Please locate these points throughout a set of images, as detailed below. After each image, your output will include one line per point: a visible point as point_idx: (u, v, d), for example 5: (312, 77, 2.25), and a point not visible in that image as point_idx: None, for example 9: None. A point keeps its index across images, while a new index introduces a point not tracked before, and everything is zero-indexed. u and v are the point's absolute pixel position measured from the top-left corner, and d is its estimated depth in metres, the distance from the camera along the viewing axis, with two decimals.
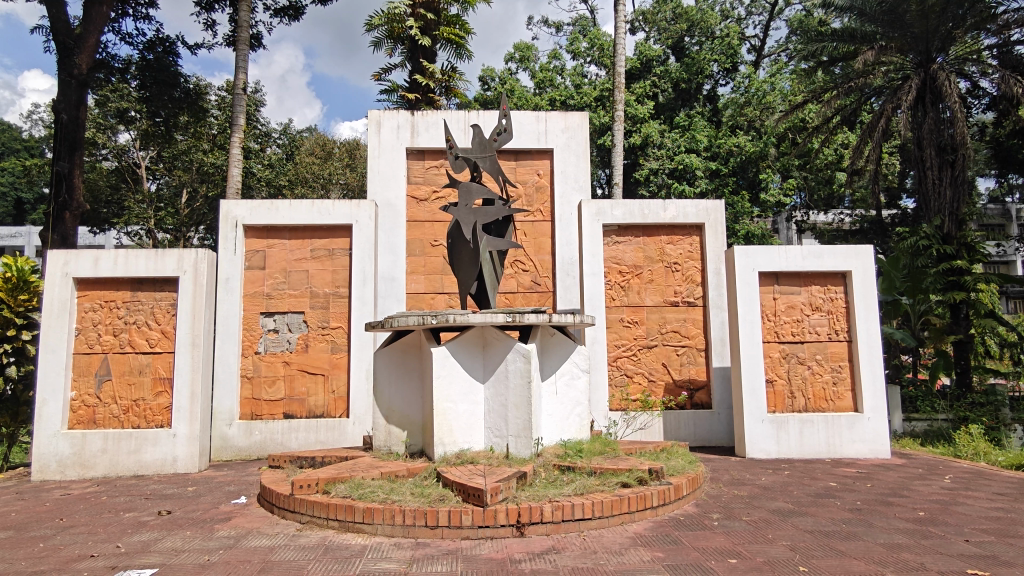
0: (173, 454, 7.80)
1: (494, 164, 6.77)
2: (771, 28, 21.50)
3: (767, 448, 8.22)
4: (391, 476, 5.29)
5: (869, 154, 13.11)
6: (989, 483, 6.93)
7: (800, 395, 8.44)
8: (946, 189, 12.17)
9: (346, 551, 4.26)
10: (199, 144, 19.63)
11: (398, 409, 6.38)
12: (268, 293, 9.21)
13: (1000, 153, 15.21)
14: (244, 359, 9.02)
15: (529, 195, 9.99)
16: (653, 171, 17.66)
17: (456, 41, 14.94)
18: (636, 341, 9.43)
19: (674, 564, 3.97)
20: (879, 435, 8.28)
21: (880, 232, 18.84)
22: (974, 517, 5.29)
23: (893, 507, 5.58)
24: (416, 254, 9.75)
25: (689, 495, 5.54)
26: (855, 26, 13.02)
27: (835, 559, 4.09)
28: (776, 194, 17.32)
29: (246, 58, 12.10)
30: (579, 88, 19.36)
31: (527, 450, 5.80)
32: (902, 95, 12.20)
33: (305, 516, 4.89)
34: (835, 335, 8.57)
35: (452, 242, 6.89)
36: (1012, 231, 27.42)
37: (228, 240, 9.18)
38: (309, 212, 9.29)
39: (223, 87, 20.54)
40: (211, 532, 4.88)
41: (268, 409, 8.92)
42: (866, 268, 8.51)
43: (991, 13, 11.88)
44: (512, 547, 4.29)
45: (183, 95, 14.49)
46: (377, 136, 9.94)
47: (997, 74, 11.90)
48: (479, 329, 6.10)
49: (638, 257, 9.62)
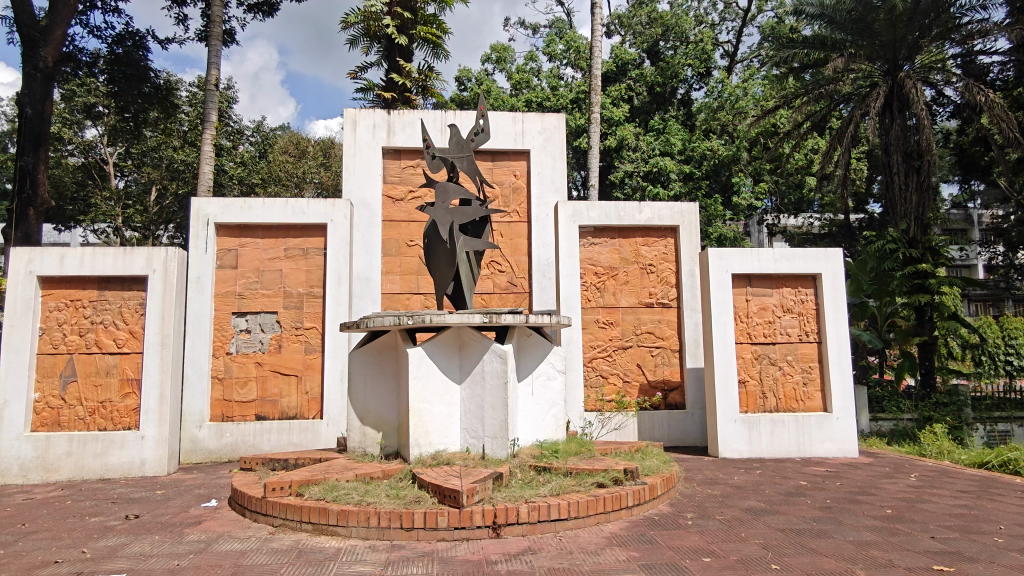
0: (142, 456, 7.63)
1: (471, 164, 6.76)
2: (743, 34, 21.78)
3: (740, 448, 8.31)
4: (367, 478, 5.26)
5: (838, 160, 13.34)
6: (954, 480, 7.14)
7: (771, 395, 8.57)
8: (912, 195, 12.24)
9: (320, 554, 4.21)
10: (169, 140, 19.39)
11: (373, 410, 6.33)
12: (241, 293, 9.07)
13: (963, 159, 15.76)
14: (215, 360, 8.87)
15: (506, 196, 10.00)
16: (628, 174, 17.80)
17: (433, 41, 14.92)
18: (612, 342, 9.48)
19: (649, 563, 4.00)
20: (848, 435, 8.46)
21: (848, 237, 19.08)
22: (940, 514, 5.43)
23: (862, 504, 5.70)
24: (392, 254, 9.68)
25: (664, 495, 5.59)
26: (825, 34, 13.21)
27: (807, 557, 4.15)
28: (747, 198, 17.65)
29: (219, 53, 11.91)
30: (556, 89, 19.44)
31: (504, 451, 5.79)
32: (871, 101, 12.44)
33: (278, 519, 4.81)
34: (805, 336, 8.73)
35: (429, 242, 6.85)
36: (974, 235, 28.24)
37: (200, 238, 9.01)
38: (283, 210, 9.18)
39: (195, 82, 20.19)
40: (181, 535, 4.78)
41: (240, 410, 8.80)
42: (836, 271, 8.68)
43: (956, 24, 12.20)
44: (488, 548, 4.28)
45: (153, 91, 14.18)
46: (352, 134, 9.84)
47: (961, 83, 12.14)
48: (456, 329, 6.09)
49: (614, 259, 9.68)
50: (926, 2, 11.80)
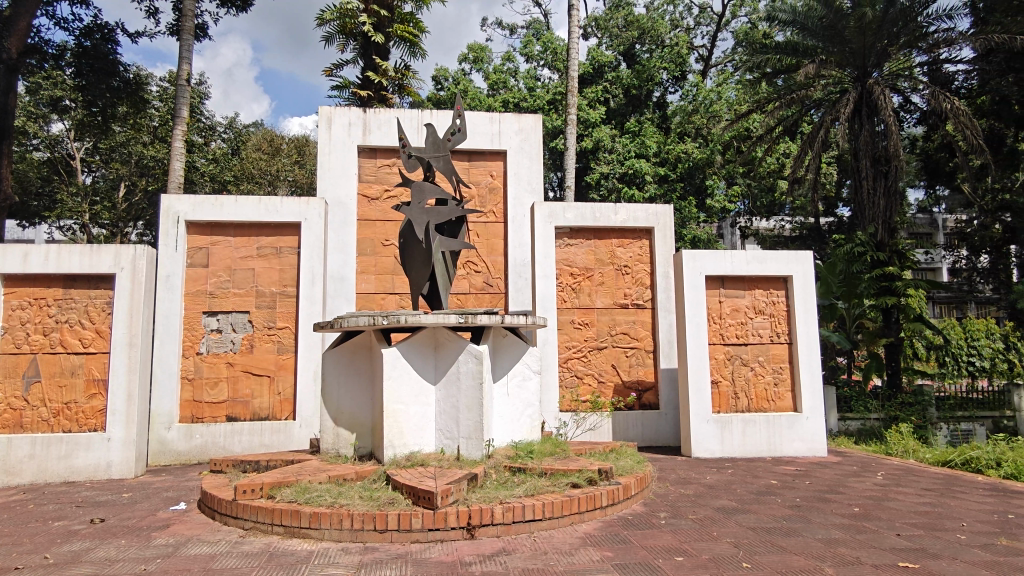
0: (108, 458, 7.46)
1: (447, 164, 6.74)
2: (717, 38, 22.05)
3: (712, 448, 8.40)
4: (340, 479, 5.21)
5: (809, 164, 13.54)
6: (918, 479, 7.31)
7: (743, 395, 8.68)
8: (881, 199, 12.67)
9: (292, 557, 4.15)
10: (139, 136, 18.98)
11: (347, 410, 6.28)
12: (211, 292, 8.92)
13: (929, 165, 16.17)
14: (185, 360, 8.72)
15: (483, 196, 9.99)
16: (604, 176, 17.90)
17: (409, 40, 14.82)
18: (587, 343, 9.53)
19: (622, 563, 4.02)
20: (817, 434, 8.62)
21: (817, 239, 19.47)
22: (905, 511, 5.56)
23: (831, 503, 5.81)
24: (367, 253, 9.60)
25: (638, 495, 5.63)
26: (797, 40, 13.42)
27: (776, 555, 4.21)
28: (721, 201, 17.83)
29: (191, 47, 11.69)
30: (532, 91, 19.48)
31: (478, 451, 5.78)
32: (841, 107, 12.68)
33: (248, 521, 4.73)
34: (777, 337, 8.87)
35: (404, 241, 6.80)
36: (938, 239, 29.00)
37: (170, 236, 8.85)
38: (255, 208, 9.05)
39: (165, 77, 19.80)
40: (148, 539, 4.69)
41: (210, 411, 8.66)
42: (806, 273, 8.84)
43: (923, 33, 12.51)
44: (463, 549, 4.27)
45: (122, 85, 13.86)
46: (327, 131, 9.74)
47: (927, 90, 12.43)
48: (431, 329, 6.06)
49: (590, 260, 9.72)
50: (894, 10, 12.09)
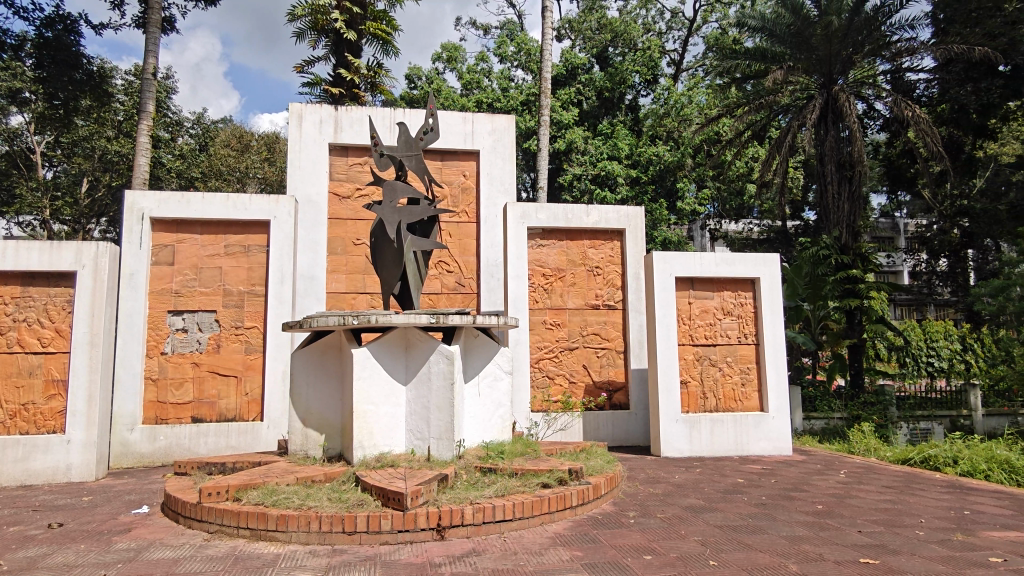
0: (67, 461, 7.25)
1: (419, 163, 6.71)
2: (689, 43, 22.33)
3: (680, 447, 8.50)
4: (308, 481, 5.15)
5: (776, 168, 13.78)
6: (879, 476, 7.50)
7: (711, 395, 8.81)
8: (845, 203, 12.88)
9: (258, 560, 4.09)
10: (103, 130, 18.51)
11: (316, 411, 6.20)
12: (177, 291, 8.75)
13: (891, 171, 16.62)
14: (148, 360, 8.53)
15: (455, 196, 9.96)
16: (576, 177, 18.04)
17: (382, 37, 14.74)
18: (558, 343, 9.57)
19: (592, 562, 4.05)
20: (782, 433, 8.79)
21: (784, 242, 19.86)
22: (866, 509, 5.70)
23: (795, 500, 5.93)
24: (338, 252, 9.50)
25: (607, 494, 5.67)
26: (766, 46, 13.64)
27: (742, 552, 4.28)
28: (691, 203, 18.05)
29: (158, 40, 11.44)
30: (506, 91, 19.50)
31: (449, 452, 5.76)
32: (807, 113, 12.95)
33: (213, 525, 4.65)
34: (744, 338, 9.02)
35: (376, 241, 6.76)
36: (899, 243, 29.80)
37: (134, 233, 8.65)
38: (223, 206, 8.89)
39: (131, 70, 19.36)
40: (109, 544, 4.57)
41: (175, 412, 8.49)
42: (773, 275, 9.01)
43: (887, 41, 12.83)
44: (432, 550, 4.25)
45: (85, 78, 13.50)
46: (298, 128, 9.62)
47: (890, 98, 12.76)
48: (402, 329, 6.02)
49: (561, 261, 9.77)
50: (858, 19, 12.41)
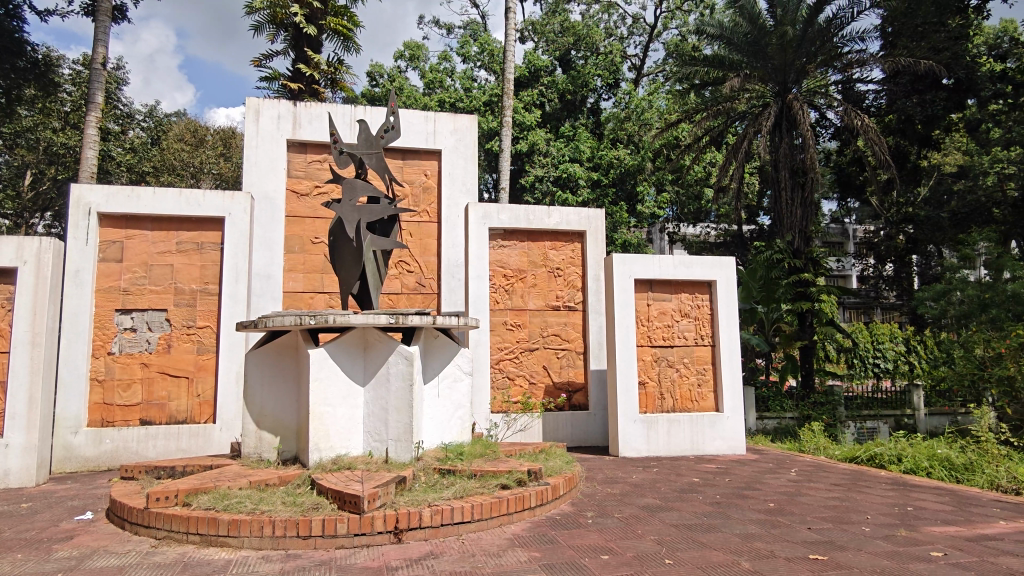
0: (6, 466, 6.92)
1: (380, 161, 6.62)
2: (649, 49, 22.63)
3: (638, 447, 8.60)
4: (261, 485, 5.03)
5: (733, 174, 14.05)
6: (828, 475, 7.72)
7: (669, 395, 8.94)
8: (798, 210, 13.26)
9: (207, 567, 3.97)
10: (48, 121, 17.76)
11: (271, 413, 6.06)
12: (125, 289, 8.45)
13: (841, 178, 17.17)
14: (94, 360, 8.24)
15: (416, 196, 9.87)
16: (538, 179, 18.11)
17: (343, 33, 14.54)
18: (519, 344, 9.59)
19: (549, 563, 4.06)
20: (736, 433, 8.98)
21: (740, 246, 20.35)
22: (816, 506, 5.86)
23: (748, 499, 6.05)
24: (295, 251, 9.31)
25: (566, 495, 5.70)
26: (724, 54, 13.81)
27: (697, 551, 4.35)
28: (651, 207, 18.33)
29: (108, 29, 11.05)
30: (469, 91, 19.46)
31: (407, 454, 5.70)
32: (763, 120, 13.26)
33: (162, 531, 4.50)
34: (701, 340, 9.18)
35: (334, 239, 6.66)
36: (848, 248, 30.78)
37: (80, 228, 8.34)
38: (175, 201, 8.62)
39: (79, 60, 18.65)
40: (48, 553, 4.37)
41: (123, 415, 8.20)
42: (729, 278, 9.21)
43: (837, 52, 13.18)
44: (389, 554, 4.20)
45: (29, 66, 13.00)
46: (255, 123, 9.39)
47: (842, 108, 13.15)
48: (361, 329, 5.94)
49: (523, 261, 9.79)
50: (812, 30, 12.81)
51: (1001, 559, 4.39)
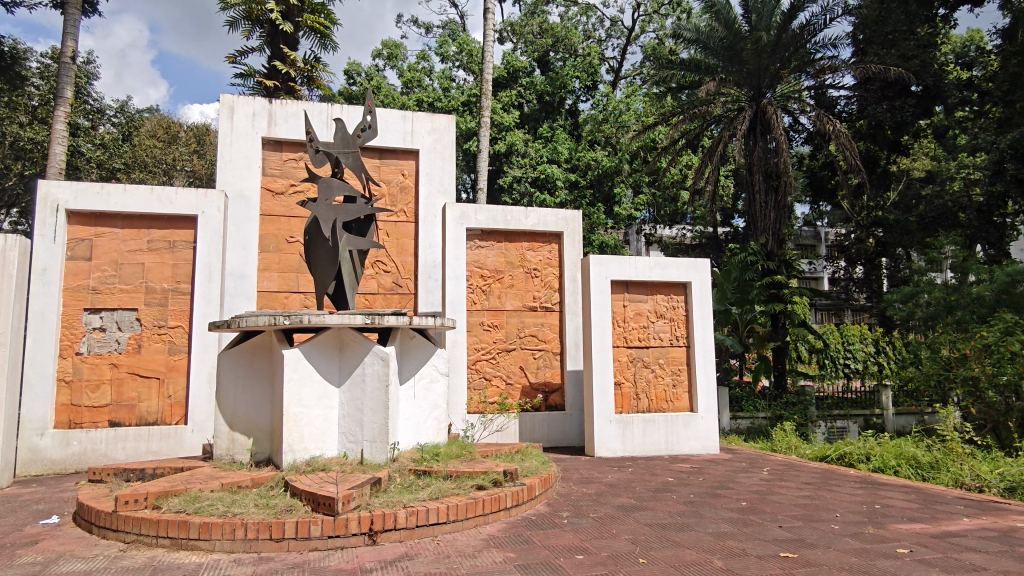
0: None
1: (356, 161, 6.58)
2: (627, 52, 22.80)
3: (614, 447, 8.65)
4: (234, 487, 4.96)
5: (708, 176, 14.19)
6: (799, 474, 7.85)
7: (644, 396, 9.01)
8: (771, 211, 13.46)
9: (176, 571, 3.91)
10: (15, 115, 17.33)
11: (243, 414, 5.99)
12: (94, 288, 8.28)
13: (813, 181, 17.45)
14: (62, 360, 8.06)
15: (393, 195, 9.82)
16: (516, 179, 18.11)
17: (320, 31, 14.40)
18: (495, 344, 9.59)
19: (524, 563, 4.06)
20: (710, 433, 9.08)
21: (715, 247, 20.58)
22: (787, 504, 5.96)
23: (721, 498, 6.13)
24: (270, 250, 9.18)
25: (541, 495, 5.71)
26: (700, 58, 13.95)
27: (670, 549, 4.39)
28: (628, 209, 18.47)
29: (78, 23, 10.81)
30: (447, 91, 19.42)
31: (383, 455, 5.67)
32: (738, 124, 13.42)
33: (130, 534, 4.42)
34: (676, 340, 9.28)
35: (310, 239, 6.60)
36: (820, 251, 31.32)
37: (47, 226, 8.15)
38: (146, 198, 8.47)
39: (47, 53, 18.22)
40: (12, 558, 4.27)
41: (91, 416, 8.04)
42: (704, 280, 9.31)
43: (811, 58, 13.40)
44: (363, 556, 4.17)
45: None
46: (229, 121, 9.26)
47: (814, 113, 13.37)
48: (336, 329, 5.89)
49: (500, 262, 9.80)
50: (785, 36, 13.05)
51: (964, 555, 4.51)
